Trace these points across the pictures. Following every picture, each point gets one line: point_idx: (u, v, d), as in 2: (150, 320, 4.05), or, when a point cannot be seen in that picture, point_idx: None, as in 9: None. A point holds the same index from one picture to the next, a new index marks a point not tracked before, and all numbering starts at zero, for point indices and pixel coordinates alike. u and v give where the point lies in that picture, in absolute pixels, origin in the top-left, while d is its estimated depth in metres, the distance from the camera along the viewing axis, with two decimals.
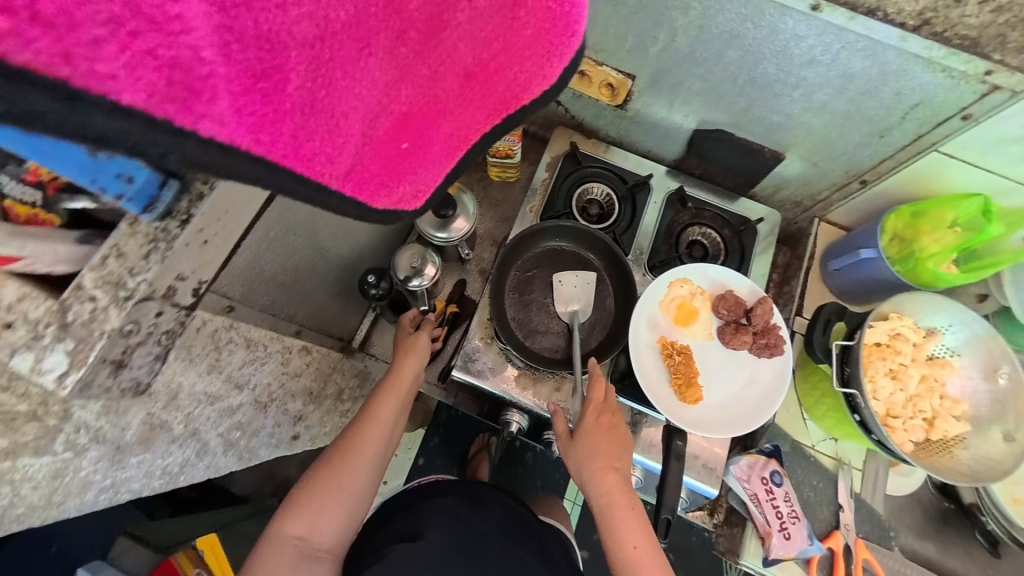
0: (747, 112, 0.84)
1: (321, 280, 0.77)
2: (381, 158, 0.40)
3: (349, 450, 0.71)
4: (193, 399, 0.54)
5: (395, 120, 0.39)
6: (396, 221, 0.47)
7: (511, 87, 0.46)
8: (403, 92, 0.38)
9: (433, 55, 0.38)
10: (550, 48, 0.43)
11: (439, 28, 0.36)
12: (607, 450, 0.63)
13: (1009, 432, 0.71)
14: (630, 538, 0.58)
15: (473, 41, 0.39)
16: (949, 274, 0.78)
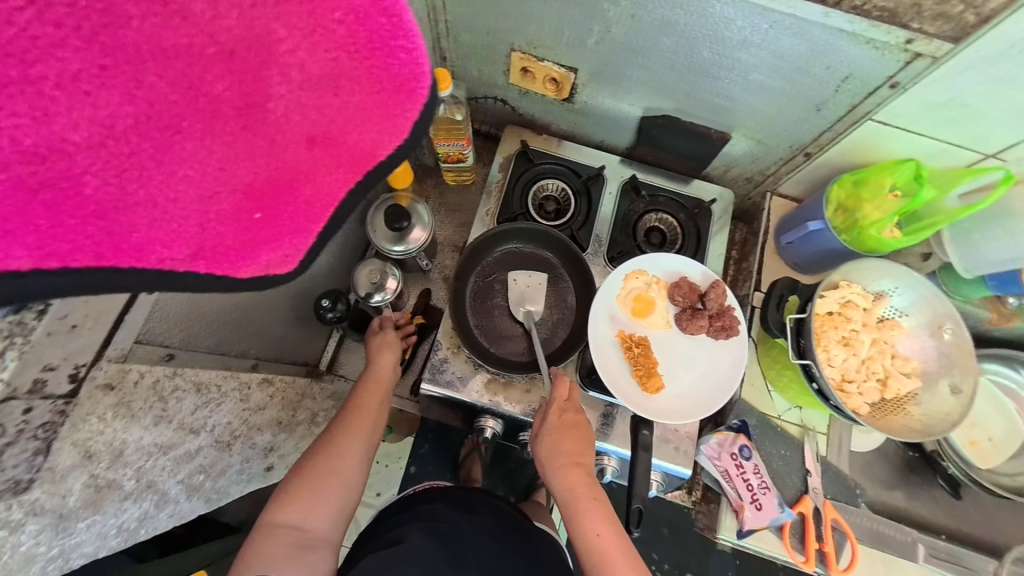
0: (690, 96, 0.83)
1: (274, 311, 0.75)
2: (225, 232, 0.37)
3: (338, 435, 0.70)
4: (142, 452, 0.52)
5: (238, 194, 0.36)
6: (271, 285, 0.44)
7: (364, 144, 0.41)
8: (227, 170, 0.35)
9: (259, 130, 0.35)
10: (395, 104, 0.39)
11: (255, 102, 0.34)
12: (571, 446, 0.66)
13: (956, 384, 0.74)
14: (593, 529, 0.61)
15: (304, 109, 0.36)
16: (891, 239, 0.78)
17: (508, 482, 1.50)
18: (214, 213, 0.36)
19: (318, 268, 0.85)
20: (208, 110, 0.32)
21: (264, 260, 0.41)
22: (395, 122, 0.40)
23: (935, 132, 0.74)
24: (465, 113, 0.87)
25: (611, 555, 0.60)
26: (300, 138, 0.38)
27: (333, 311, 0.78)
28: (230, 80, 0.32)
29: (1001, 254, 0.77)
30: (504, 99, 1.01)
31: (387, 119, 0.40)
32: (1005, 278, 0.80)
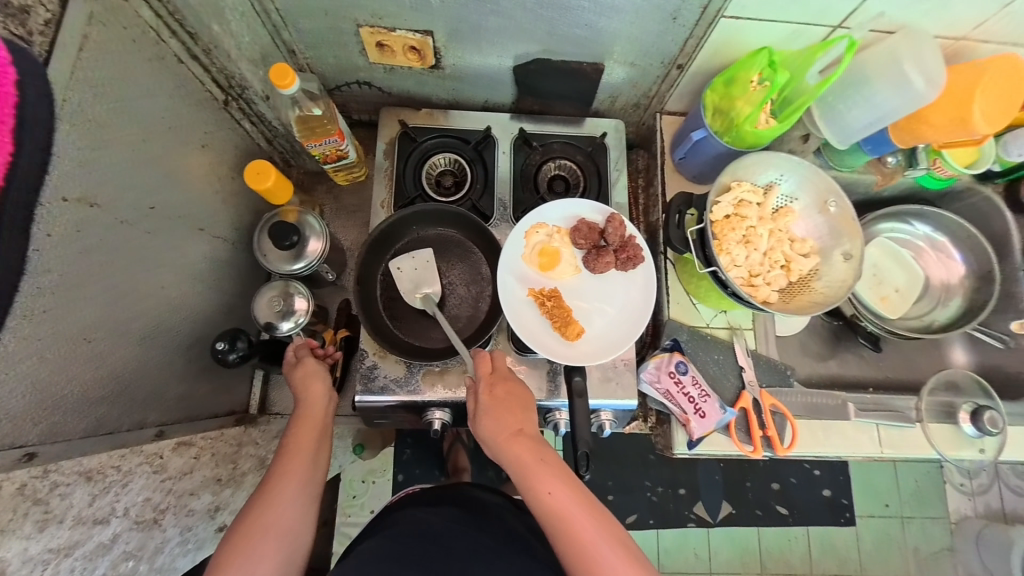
0: (552, 33, 0.80)
1: (166, 371, 0.69)
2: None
3: (274, 485, 0.64)
4: (30, 564, 0.47)
5: None
6: None
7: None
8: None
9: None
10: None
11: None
12: (507, 414, 0.64)
13: (846, 251, 0.79)
14: (547, 492, 0.58)
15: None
16: (767, 128, 0.79)
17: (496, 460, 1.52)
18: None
19: (209, 311, 0.79)
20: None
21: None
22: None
23: (782, 18, 0.75)
24: (324, 105, 0.79)
25: (570, 510, 0.57)
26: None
27: (233, 352, 0.73)
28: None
29: (864, 119, 0.81)
30: (370, 81, 0.94)
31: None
32: (878, 140, 0.87)
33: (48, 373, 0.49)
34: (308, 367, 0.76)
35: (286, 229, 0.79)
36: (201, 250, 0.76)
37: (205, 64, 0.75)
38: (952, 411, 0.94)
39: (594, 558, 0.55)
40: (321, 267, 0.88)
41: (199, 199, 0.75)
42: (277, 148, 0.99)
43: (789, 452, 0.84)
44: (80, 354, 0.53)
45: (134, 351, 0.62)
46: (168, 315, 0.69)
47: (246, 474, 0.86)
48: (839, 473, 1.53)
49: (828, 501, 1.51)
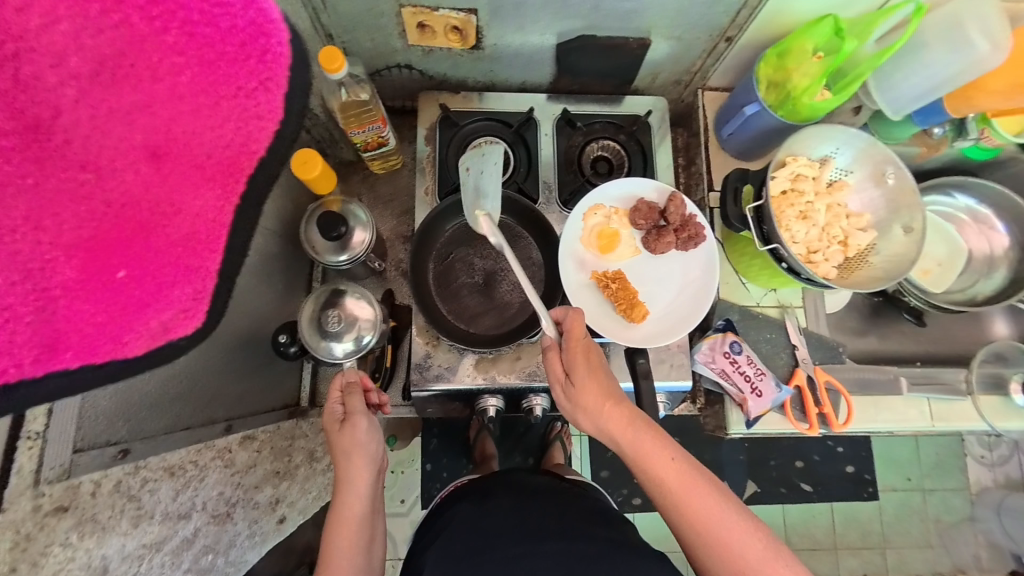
0: (597, 9, 0.75)
1: (225, 366, 0.67)
2: (81, 313, 0.26)
3: (325, 570, 0.58)
4: (129, 561, 0.46)
5: (79, 252, 0.25)
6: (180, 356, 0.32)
7: (219, 149, 0.30)
8: (39, 228, 0.24)
9: (63, 158, 0.24)
10: (252, 76, 0.29)
11: (35, 115, 0.23)
12: (600, 383, 0.60)
13: (906, 224, 0.77)
14: (660, 465, 0.56)
15: (120, 113, 0.26)
16: (823, 100, 0.76)
17: (524, 446, 1.53)
18: (52, 291, 0.25)
19: (260, 305, 0.77)
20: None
21: (160, 327, 0.29)
22: (259, 99, 0.30)
23: None
24: (371, 91, 0.76)
25: (684, 481, 0.56)
26: (133, 154, 0.27)
27: (293, 344, 0.73)
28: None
29: (919, 87, 0.79)
30: (409, 64, 0.89)
31: (248, 101, 0.30)
32: (929, 110, 0.85)
33: (130, 371, 0.47)
34: (346, 442, 0.62)
35: (333, 222, 0.77)
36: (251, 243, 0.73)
37: None
38: (998, 382, 0.94)
39: (720, 528, 0.54)
40: (366, 257, 0.87)
41: None
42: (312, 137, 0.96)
43: (845, 427, 0.85)
44: None
45: (199, 348, 0.60)
46: (225, 311, 0.67)
47: (299, 467, 0.86)
48: (862, 449, 1.55)
49: (853, 476, 1.53)
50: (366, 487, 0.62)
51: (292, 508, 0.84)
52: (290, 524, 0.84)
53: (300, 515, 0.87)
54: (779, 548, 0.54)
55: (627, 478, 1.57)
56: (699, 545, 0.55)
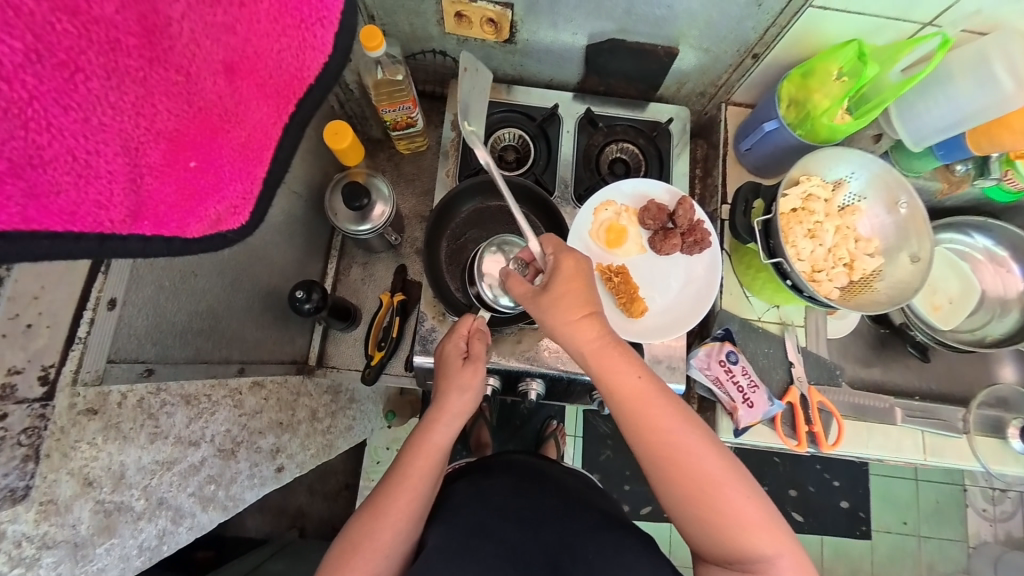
0: (630, 13, 0.79)
1: (245, 315, 0.72)
2: (159, 190, 0.30)
3: (392, 491, 0.62)
4: (143, 472, 0.51)
5: (166, 138, 0.30)
6: (228, 245, 0.37)
7: (284, 67, 0.34)
8: (142, 114, 0.28)
9: (170, 60, 0.28)
10: (313, 13, 0.33)
11: (155, 21, 0.27)
12: (577, 301, 0.62)
13: (914, 253, 0.78)
14: (627, 382, 0.59)
15: (215, 29, 0.29)
16: (842, 123, 0.78)
17: (517, 439, 1.56)
18: (142, 168, 0.29)
19: (282, 263, 0.82)
20: (104, 37, 0.25)
21: (214, 218, 0.34)
22: (316, 33, 0.34)
23: (871, 9, 0.74)
24: (405, 72, 0.80)
25: (648, 399, 0.59)
26: (214, 68, 0.30)
27: (309, 301, 0.77)
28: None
29: (945, 119, 0.79)
30: (443, 51, 0.93)
31: (307, 33, 0.34)
32: (952, 145, 0.84)
33: (161, 302, 0.52)
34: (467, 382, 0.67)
35: (357, 192, 0.81)
36: (280, 204, 0.78)
37: None
38: (998, 425, 0.94)
39: (680, 445, 0.57)
40: (384, 230, 0.91)
41: None
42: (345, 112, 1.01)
43: (833, 449, 0.86)
44: (185, 288, 0.56)
45: (224, 292, 0.65)
46: (250, 263, 0.71)
47: (301, 423, 0.90)
48: (859, 485, 1.53)
49: (847, 511, 1.52)
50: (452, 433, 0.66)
51: (291, 461, 0.88)
52: (288, 476, 0.89)
53: (298, 467, 0.92)
54: (737, 470, 0.57)
55: (616, 483, 1.59)
56: (659, 463, 0.58)
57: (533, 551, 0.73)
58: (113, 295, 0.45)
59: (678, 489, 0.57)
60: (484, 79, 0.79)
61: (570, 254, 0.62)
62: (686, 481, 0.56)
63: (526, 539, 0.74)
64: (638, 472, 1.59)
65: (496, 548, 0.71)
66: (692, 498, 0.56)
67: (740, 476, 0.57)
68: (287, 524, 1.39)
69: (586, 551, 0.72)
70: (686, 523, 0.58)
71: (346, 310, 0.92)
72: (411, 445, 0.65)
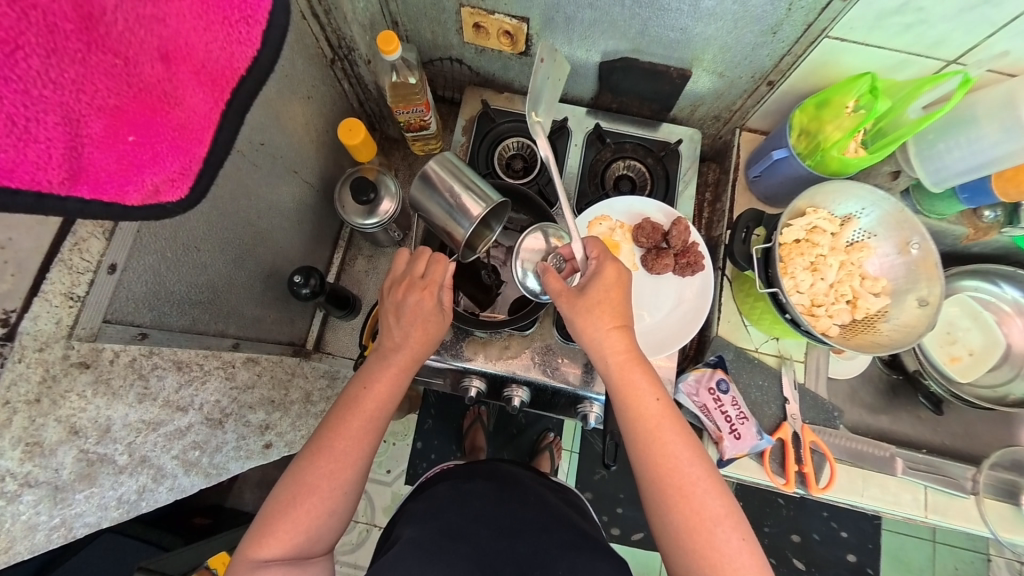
0: (644, 34, 0.80)
1: (246, 293, 0.76)
2: (100, 159, 0.31)
3: (341, 430, 0.60)
4: (128, 429, 0.54)
5: (108, 114, 0.31)
6: (167, 213, 0.37)
7: (214, 59, 0.35)
8: (84, 90, 0.29)
9: (107, 43, 0.29)
10: (235, 11, 0.35)
11: (90, 10, 0.28)
12: (611, 312, 0.64)
13: (922, 297, 0.74)
14: (645, 401, 0.61)
15: (151, 18, 0.31)
16: (854, 157, 0.77)
17: (512, 447, 1.57)
18: (84, 138, 0.30)
19: (288, 248, 0.87)
20: (45, 22, 0.26)
21: (151, 189, 0.35)
22: (241, 29, 0.36)
23: (891, 44, 0.72)
24: (419, 76, 0.85)
25: (663, 423, 0.61)
26: (150, 55, 0.32)
27: (306, 286, 0.80)
28: None
29: (966, 163, 0.76)
30: (461, 59, 0.96)
31: (230, 29, 0.35)
32: (976, 189, 0.80)
33: (162, 272, 0.56)
34: (427, 327, 0.66)
35: (365, 187, 0.85)
36: (291, 191, 0.83)
37: (322, 24, 0.79)
38: (1013, 491, 0.87)
39: (685, 475, 0.58)
40: (389, 226, 0.94)
41: (297, 145, 0.81)
42: (366, 111, 1.06)
43: (823, 492, 0.81)
44: (187, 260, 0.60)
45: (226, 268, 0.69)
46: (255, 244, 0.76)
47: (294, 404, 0.94)
48: (868, 541, 1.44)
49: (853, 566, 1.42)
50: (405, 369, 0.65)
51: (280, 438, 0.92)
52: (275, 453, 0.92)
53: (286, 447, 0.95)
54: (735, 514, 0.58)
55: (608, 507, 1.54)
56: (661, 484, 0.58)
57: (504, 560, 0.72)
58: (113, 261, 0.49)
59: (675, 518, 0.57)
60: (562, 67, 0.76)
61: (615, 263, 0.64)
62: (685, 510, 0.57)
63: (499, 545, 0.74)
64: (632, 497, 1.55)
65: (467, 551, 0.72)
66: (682, 519, 0.57)
67: (734, 515, 0.57)
68: None
69: (557, 569, 0.71)
70: (670, 547, 0.58)
71: (345, 299, 0.94)
72: (358, 387, 0.63)
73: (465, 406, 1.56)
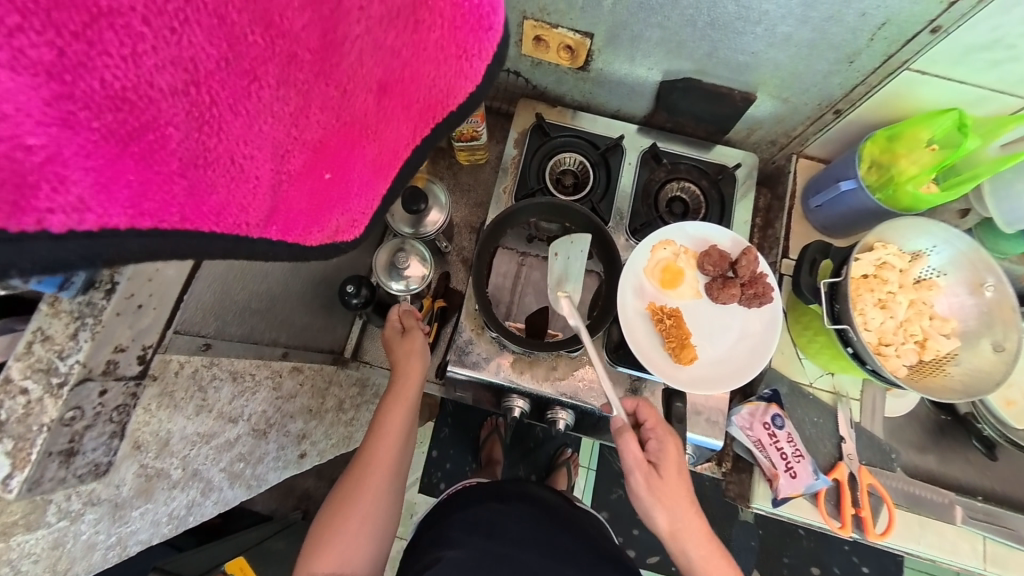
0: (711, 56, 0.78)
1: (297, 301, 0.75)
2: (295, 194, 0.37)
3: (372, 458, 0.72)
4: (185, 442, 0.52)
5: (310, 151, 0.36)
6: (336, 252, 0.45)
7: (432, 91, 0.40)
8: (299, 124, 0.34)
9: (332, 77, 0.33)
10: (474, 46, 0.37)
11: (332, 40, 0.32)
12: (683, 490, 0.66)
13: (998, 342, 0.72)
14: (678, 523, 0.65)
15: (378, 52, 0.34)
16: (928, 194, 0.75)
17: (529, 461, 1.54)
18: (286, 173, 0.35)
19: None
20: (286, 51, 0.30)
21: (331, 228, 0.43)
22: (472, 65, 0.39)
23: (974, 79, 0.70)
24: None
25: (680, 501, 0.66)
26: (372, 87, 0.36)
27: (357, 297, 0.79)
28: (308, 15, 0.30)
29: None
30: (516, 70, 0.95)
31: (464, 63, 0.38)
32: None
33: (228, 280, 0.54)
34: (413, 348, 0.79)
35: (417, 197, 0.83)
36: None
37: None
38: None
39: (681, 530, 0.66)
40: (436, 236, 0.92)
41: None
42: None
43: (880, 539, 0.78)
44: (249, 269, 0.58)
45: (281, 277, 0.67)
46: None
47: (329, 412, 0.90)
48: None
49: None
50: (411, 399, 0.77)
51: (314, 448, 0.89)
52: (309, 462, 0.90)
53: (320, 456, 0.92)
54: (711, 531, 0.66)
55: (626, 530, 1.50)
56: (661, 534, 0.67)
57: None
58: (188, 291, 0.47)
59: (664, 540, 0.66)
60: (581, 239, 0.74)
61: (677, 445, 0.67)
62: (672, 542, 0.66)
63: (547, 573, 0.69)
64: None
65: None
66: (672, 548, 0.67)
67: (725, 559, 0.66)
68: (292, 504, 1.40)
69: None
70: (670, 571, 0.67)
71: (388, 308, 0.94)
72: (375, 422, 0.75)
73: (483, 416, 1.54)
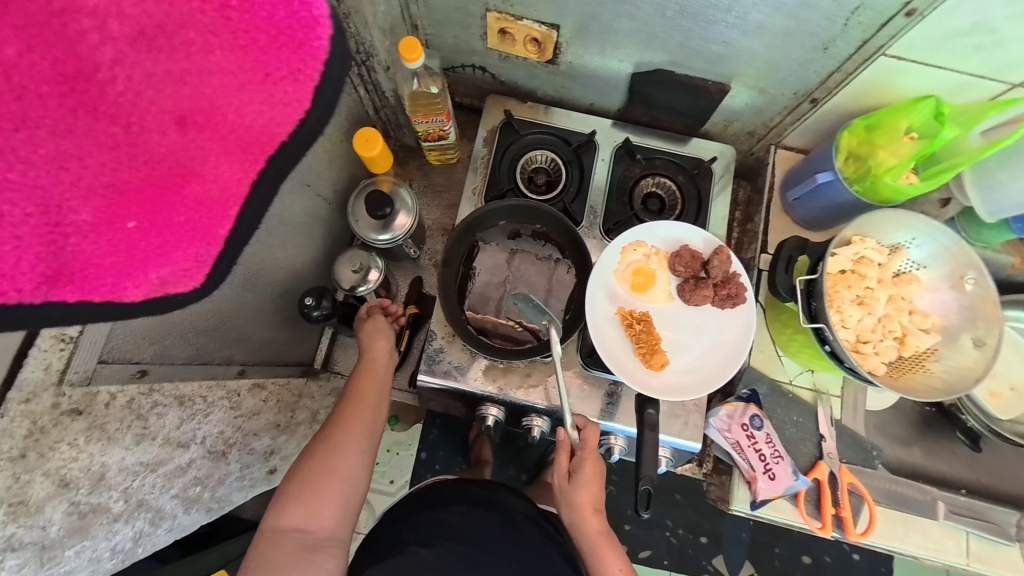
0: (684, 46, 0.74)
1: (256, 315, 0.71)
2: (79, 256, 0.27)
3: (348, 413, 0.69)
4: (126, 474, 0.50)
5: (82, 201, 0.26)
6: (180, 305, 0.33)
7: (253, 121, 0.32)
8: (42, 167, 0.24)
9: (96, 106, 0.26)
10: (284, 67, 0.31)
11: (70, 62, 0.24)
12: (592, 502, 0.72)
13: (978, 337, 0.70)
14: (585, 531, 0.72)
15: (152, 76, 0.27)
16: (908, 185, 0.72)
17: (519, 461, 1.53)
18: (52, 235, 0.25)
19: (299, 263, 0.82)
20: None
21: (156, 282, 0.31)
22: (285, 88, 0.32)
23: (955, 65, 0.67)
24: (441, 84, 0.80)
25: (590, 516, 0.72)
26: (162, 117, 0.29)
27: (317, 309, 0.76)
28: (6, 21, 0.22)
29: None
30: (484, 66, 0.91)
31: (272, 88, 0.32)
32: None
33: None
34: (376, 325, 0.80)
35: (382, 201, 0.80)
36: (304, 205, 0.77)
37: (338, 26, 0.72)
38: None
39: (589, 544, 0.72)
40: (405, 241, 0.89)
41: (312, 157, 0.76)
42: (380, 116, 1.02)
43: (862, 538, 0.77)
44: None
45: (235, 292, 0.64)
46: (266, 264, 0.70)
47: (300, 425, 0.87)
48: None
49: None
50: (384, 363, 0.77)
51: (285, 462, 0.86)
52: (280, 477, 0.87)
53: None
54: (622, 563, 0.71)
55: None
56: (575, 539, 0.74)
57: None
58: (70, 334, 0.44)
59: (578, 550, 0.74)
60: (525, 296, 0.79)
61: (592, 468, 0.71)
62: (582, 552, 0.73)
63: None
64: None
65: None
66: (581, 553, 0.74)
67: None
68: None
69: None
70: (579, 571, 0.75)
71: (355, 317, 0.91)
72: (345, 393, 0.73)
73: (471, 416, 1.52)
